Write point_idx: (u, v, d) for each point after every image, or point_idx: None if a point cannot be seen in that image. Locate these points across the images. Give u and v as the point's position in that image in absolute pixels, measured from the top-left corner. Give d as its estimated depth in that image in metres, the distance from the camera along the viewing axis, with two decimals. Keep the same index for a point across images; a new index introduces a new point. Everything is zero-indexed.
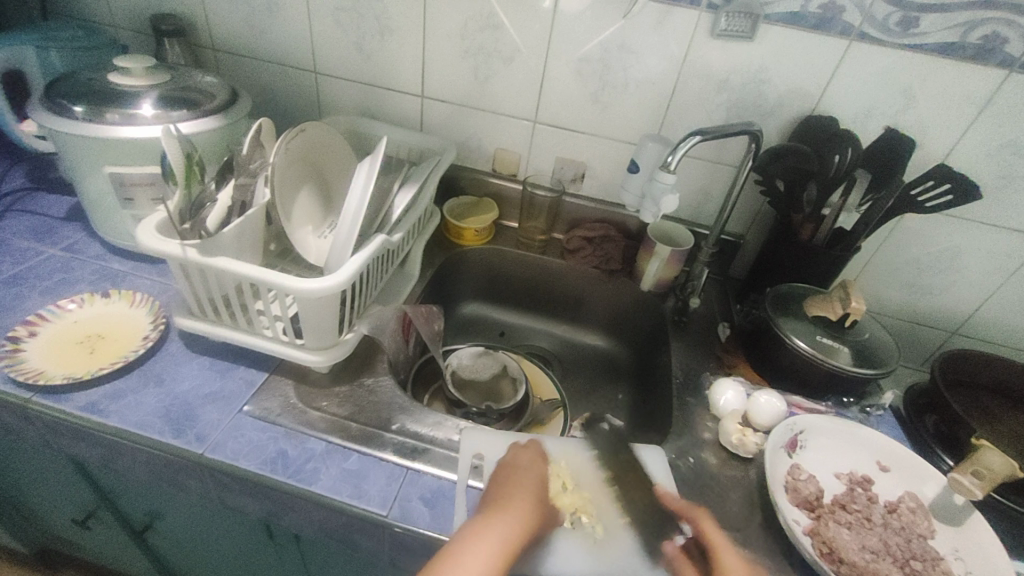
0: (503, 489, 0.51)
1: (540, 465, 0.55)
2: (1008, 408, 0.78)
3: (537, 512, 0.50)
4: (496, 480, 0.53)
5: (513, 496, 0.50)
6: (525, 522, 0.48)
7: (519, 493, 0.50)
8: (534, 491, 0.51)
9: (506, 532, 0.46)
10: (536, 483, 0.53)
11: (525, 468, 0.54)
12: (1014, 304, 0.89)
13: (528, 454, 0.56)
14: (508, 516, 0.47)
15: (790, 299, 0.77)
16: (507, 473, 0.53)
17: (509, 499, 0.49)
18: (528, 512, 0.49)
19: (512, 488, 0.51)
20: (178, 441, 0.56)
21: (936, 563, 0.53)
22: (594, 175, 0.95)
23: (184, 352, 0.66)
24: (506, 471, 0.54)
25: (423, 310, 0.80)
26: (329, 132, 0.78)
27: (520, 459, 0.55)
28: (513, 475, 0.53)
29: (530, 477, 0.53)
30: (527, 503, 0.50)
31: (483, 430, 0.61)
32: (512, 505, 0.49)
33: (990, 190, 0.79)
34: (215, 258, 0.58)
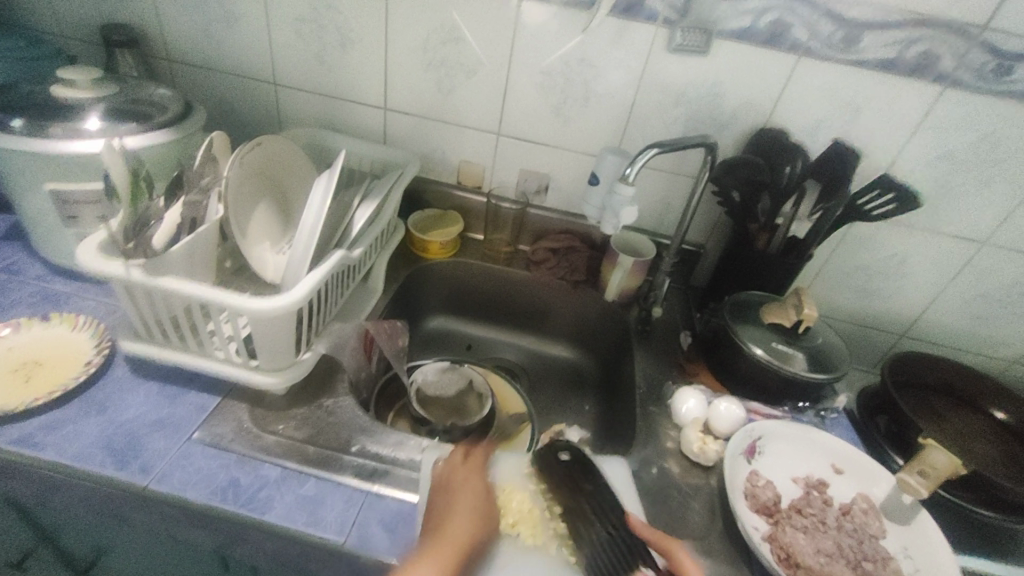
0: (441, 512, 0.52)
1: (476, 477, 0.56)
2: (953, 407, 0.82)
3: (473, 529, 0.52)
4: (433, 500, 0.54)
5: (450, 520, 0.51)
6: (463, 544, 0.50)
7: (456, 515, 0.52)
8: (470, 507, 0.53)
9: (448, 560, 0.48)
10: (472, 496, 0.54)
11: (460, 483, 0.55)
12: (956, 306, 0.93)
13: (462, 467, 0.57)
14: (448, 542, 0.49)
15: (748, 307, 0.79)
16: (443, 493, 0.54)
17: (447, 524, 0.51)
18: (464, 533, 0.51)
19: (448, 512, 0.52)
20: (121, 474, 0.53)
21: (886, 563, 0.55)
22: (558, 187, 0.96)
23: (130, 378, 0.63)
24: (442, 490, 0.54)
25: (385, 326, 0.80)
26: (286, 146, 0.76)
27: (454, 478, 0.55)
28: (449, 496, 0.54)
29: (467, 492, 0.54)
30: (464, 523, 0.51)
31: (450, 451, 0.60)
32: (451, 531, 0.50)
33: (931, 199, 0.83)
34: (160, 278, 0.55)
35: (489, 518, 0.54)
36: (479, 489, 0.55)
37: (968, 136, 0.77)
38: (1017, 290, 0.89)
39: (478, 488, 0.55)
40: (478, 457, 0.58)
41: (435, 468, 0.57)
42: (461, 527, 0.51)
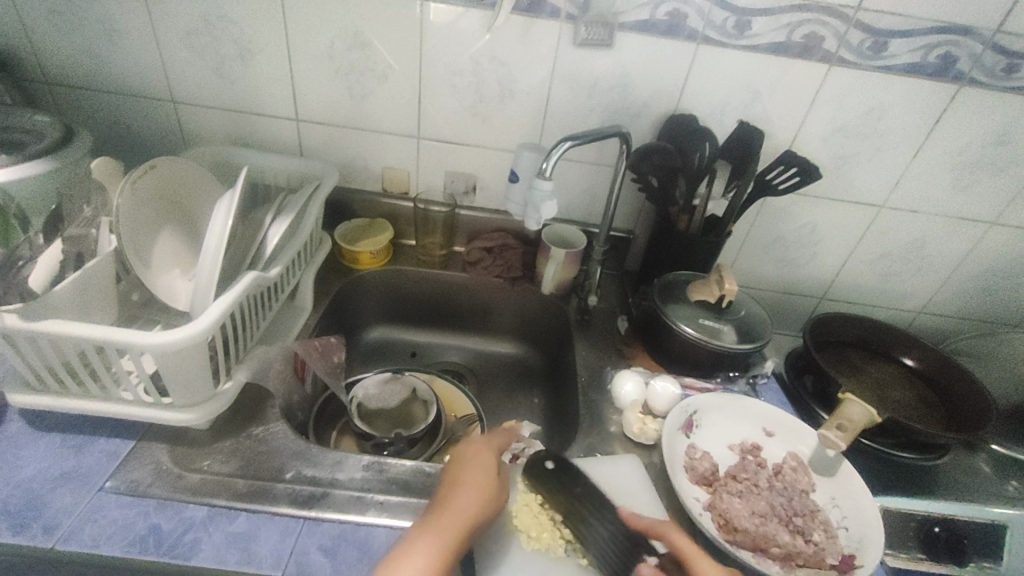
0: (450, 487, 0.52)
1: (488, 457, 0.56)
2: (869, 359, 0.88)
3: (481, 507, 0.50)
4: (444, 481, 0.53)
5: (457, 495, 0.51)
6: (467, 521, 0.49)
7: (463, 489, 0.51)
8: (479, 486, 0.52)
9: (449, 535, 0.47)
10: (481, 476, 0.53)
11: (471, 463, 0.55)
12: (864, 267, 1.00)
13: (473, 448, 0.57)
14: (450, 518, 0.48)
15: (676, 287, 0.82)
16: (453, 472, 0.54)
17: (452, 500, 0.50)
18: (471, 511, 0.50)
19: (454, 488, 0.51)
20: (20, 539, 0.48)
21: (815, 515, 0.58)
22: (485, 186, 0.96)
23: (26, 433, 0.57)
24: (455, 468, 0.54)
25: (315, 344, 0.77)
26: (186, 165, 0.72)
27: (466, 455, 0.56)
28: (457, 472, 0.54)
29: (474, 471, 0.53)
30: (472, 500, 0.50)
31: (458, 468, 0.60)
32: (455, 507, 0.49)
33: (831, 170, 0.89)
34: (42, 322, 0.50)
35: (499, 500, 0.53)
36: (490, 467, 0.54)
37: (855, 110, 0.83)
38: (913, 247, 0.97)
39: (490, 465, 0.55)
40: (489, 440, 0.59)
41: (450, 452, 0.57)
42: (467, 502, 0.50)
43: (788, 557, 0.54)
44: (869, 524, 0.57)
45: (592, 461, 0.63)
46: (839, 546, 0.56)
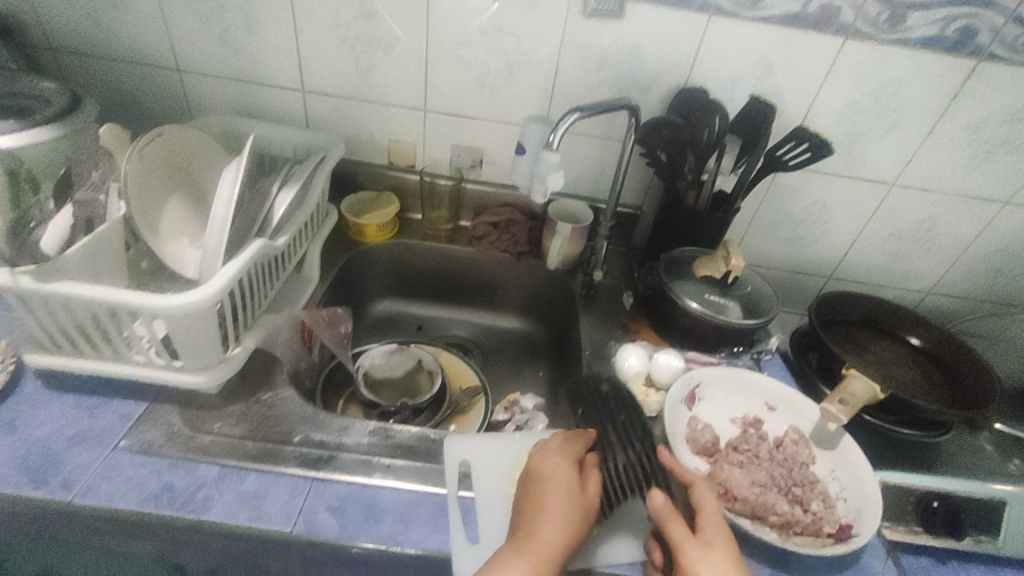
0: (533, 511, 0.49)
1: (571, 474, 0.51)
2: (874, 338, 0.88)
3: (568, 535, 0.48)
4: (526, 501, 0.51)
5: (539, 522, 0.48)
6: (553, 553, 0.46)
7: (546, 518, 0.48)
8: (562, 512, 0.49)
9: (534, 568, 0.45)
10: (563, 498, 0.50)
11: (551, 482, 0.51)
12: (874, 246, 0.99)
13: (553, 463, 0.53)
14: (535, 548, 0.46)
15: (682, 262, 0.82)
16: (533, 491, 0.51)
17: (535, 527, 0.48)
18: (556, 542, 0.47)
19: (536, 513, 0.49)
20: (39, 493, 0.50)
21: (814, 486, 0.59)
22: (491, 160, 0.95)
23: (42, 393, 0.58)
24: (534, 487, 0.51)
25: (322, 314, 0.78)
26: (191, 133, 0.72)
27: (546, 470, 0.52)
28: (539, 493, 0.51)
29: (556, 494, 0.50)
30: (556, 529, 0.48)
31: (464, 434, 0.61)
32: (537, 537, 0.47)
33: (843, 147, 0.88)
34: (54, 284, 0.51)
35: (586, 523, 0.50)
36: (574, 490, 0.50)
37: (870, 84, 0.81)
38: (925, 226, 0.95)
39: (573, 483, 0.51)
40: (569, 452, 0.54)
41: (529, 465, 0.54)
42: (551, 532, 0.47)
43: (785, 525, 0.55)
44: (869, 496, 0.58)
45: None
46: (837, 516, 0.57)
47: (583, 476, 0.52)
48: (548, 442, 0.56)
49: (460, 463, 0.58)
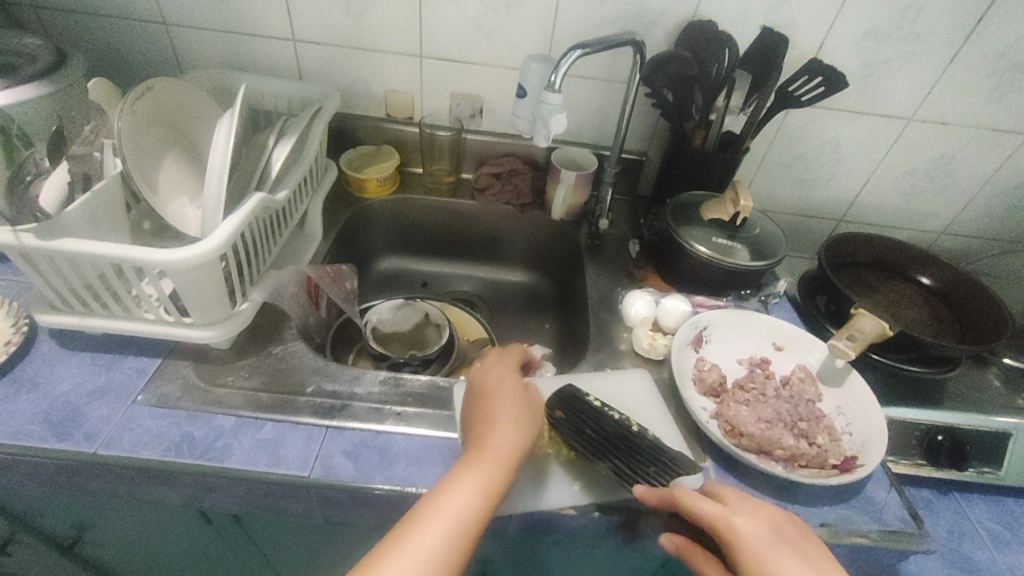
0: (483, 420, 0.50)
1: (514, 384, 0.53)
2: (884, 279, 0.87)
3: (519, 437, 0.49)
4: (473, 416, 0.51)
5: (491, 429, 0.49)
6: (508, 451, 0.47)
7: (496, 424, 0.49)
8: (513, 416, 0.50)
9: (489, 466, 0.46)
10: (511, 406, 0.51)
11: (498, 393, 0.52)
12: (887, 186, 0.97)
13: (495, 375, 0.54)
14: (489, 451, 0.47)
15: (689, 207, 0.80)
16: (480, 402, 0.52)
17: (487, 432, 0.48)
18: (511, 443, 0.48)
19: (486, 420, 0.50)
20: (64, 444, 0.52)
21: (820, 420, 0.60)
22: (491, 108, 0.92)
23: (59, 351, 0.60)
24: (481, 397, 0.53)
25: (327, 270, 0.77)
26: (183, 87, 0.69)
27: (489, 381, 0.54)
28: (486, 402, 0.52)
29: (503, 403, 0.51)
30: (510, 432, 0.49)
31: None
32: (492, 439, 0.48)
33: (858, 80, 0.84)
34: (57, 241, 0.50)
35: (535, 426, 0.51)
36: (517, 397, 0.52)
37: (890, 10, 0.76)
38: (942, 162, 0.92)
39: (517, 392, 0.53)
40: (506, 366, 0.56)
41: (470, 385, 0.55)
42: (503, 435, 0.48)
43: (792, 459, 0.56)
44: (874, 429, 0.58)
45: (604, 374, 0.66)
46: (842, 448, 0.58)
47: (525, 386, 0.54)
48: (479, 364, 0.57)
49: None
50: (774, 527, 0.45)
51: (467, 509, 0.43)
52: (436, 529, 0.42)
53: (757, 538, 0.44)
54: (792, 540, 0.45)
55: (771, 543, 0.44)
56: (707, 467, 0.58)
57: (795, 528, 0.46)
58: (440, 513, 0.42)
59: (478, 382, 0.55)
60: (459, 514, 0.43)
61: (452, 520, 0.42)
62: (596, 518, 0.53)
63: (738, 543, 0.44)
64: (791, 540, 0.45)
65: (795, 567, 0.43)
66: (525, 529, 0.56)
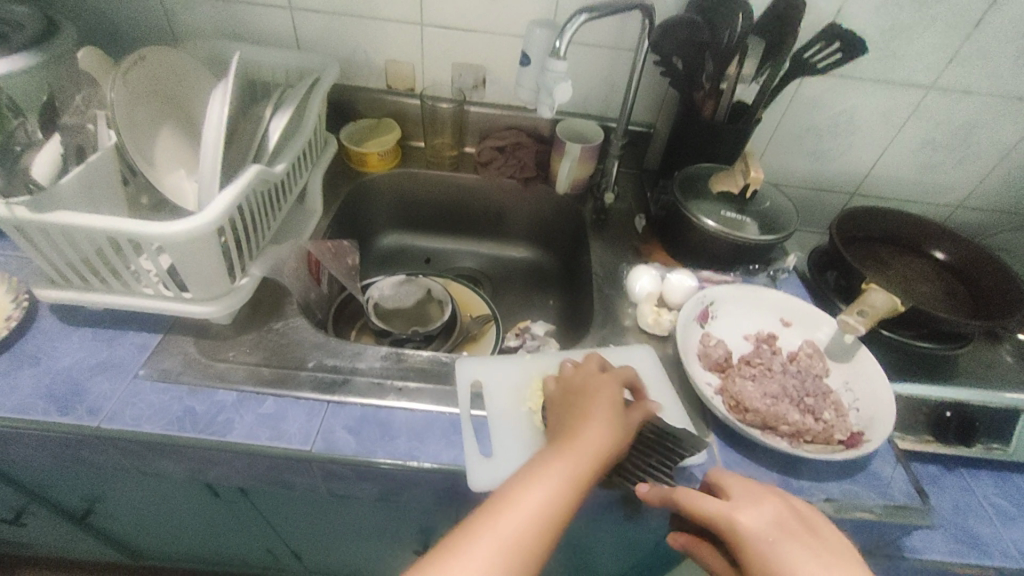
0: (577, 418, 0.48)
1: (613, 384, 0.52)
2: (897, 253, 0.84)
3: (613, 441, 0.46)
4: (570, 414, 0.50)
5: (583, 425, 0.47)
6: (598, 453, 0.45)
7: (589, 424, 0.47)
8: (608, 416, 0.48)
9: (578, 465, 0.43)
10: (607, 408, 0.49)
11: (597, 392, 0.51)
12: (903, 158, 0.94)
13: (601, 380, 0.52)
14: (579, 449, 0.45)
15: (697, 179, 0.78)
16: (580, 403, 0.50)
17: (579, 431, 0.47)
18: (604, 441, 0.46)
19: (580, 420, 0.48)
20: (67, 418, 0.52)
21: (827, 395, 0.59)
22: (494, 79, 0.89)
23: (60, 326, 0.60)
24: (580, 399, 0.51)
25: (329, 245, 0.76)
26: (177, 56, 0.68)
27: (592, 385, 0.52)
28: (586, 403, 0.50)
29: (602, 402, 0.49)
30: (603, 430, 0.47)
31: (475, 358, 0.61)
32: (582, 437, 0.46)
33: (878, 46, 0.80)
34: (50, 213, 0.49)
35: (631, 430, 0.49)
36: (619, 403, 0.50)
37: None
38: (961, 132, 0.89)
39: (620, 397, 0.50)
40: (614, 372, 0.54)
41: (568, 385, 0.54)
42: (595, 435, 0.46)
43: (797, 435, 0.55)
44: (883, 405, 0.58)
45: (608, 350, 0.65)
46: (849, 424, 0.57)
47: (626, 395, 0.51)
48: (574, 365, 0.56)
49: (471, 385, 0.59)
50: (781, 521, 0.43)
51: (555, 498, 0.41)
52: (522, 514, 0.40)
53: (758, 533, 0.42)
54: (799, 534, 0.42)
55: (775, 540, 0.41)
56: (711, 443, 0.57)
57: (807, 521, 0.43)
58: (525, 500, 0.40)
59: (577, 382, 0.53)
60: (546, 503, 0.40)
61: (540, 508, 0.40)
62: (598, 492, 0.53)
63: (736, 536, 0.43)
64: (800, 534, 0.42)
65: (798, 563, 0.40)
66: None
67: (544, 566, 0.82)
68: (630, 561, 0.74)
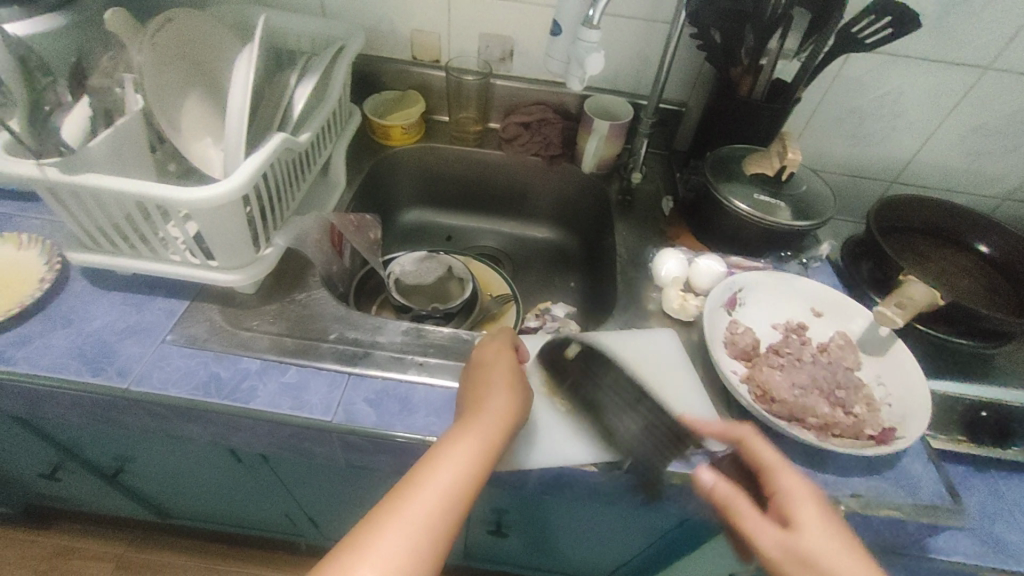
0: (478, 389, 0.50)
1: (508, 357, 0.54)
2: (938, 246, 0.81)
3: (515, 405, 0.49)
4: (470, 387, 0.51)
5: (487, 398, 0.49)
6: (504, 417, 0.47)
7: (493, 393, 0.49)
8: (508, 385, 0.51)
9: (488, 431, 0.46)
10: (506, 376, 0.51)
11: (496, 365, 0.53)
12: (950, 145, 0.89)
13: (495, 350, 0.55)
14: (487, 416, 0.47)
15: (731, 161, 0.75)
16: (478, 374, 0.52)
17: (484, 400, 0.49)
18: (506, 409, 0.48)
19: (484, 389, 0.50)
20: (99, 379, 0.53)
21: (858, 389, 0.57)
22: (523, 51, 0.87)
23: (91, 290, 0.61)
24: (479, 370, 0.53)
25: (351, 219, 0.75)
26: (204, 21, 0.67)
27: (487, 354, 0.54)
28: (484, 373, 0.52)
29: (501, 373, 0.52)
30: (503, 399, 0.49)
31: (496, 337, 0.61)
32: (489, 406, 0.48)
33: (934, 22, 0.75)
34: (81, 176, 0.50)
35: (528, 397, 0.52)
36: (515, 371, 0.53)
37: None
38: (1017, 118, 0.83)
39: (513, 365, 0.53)
40: (505, 341, 0.56)
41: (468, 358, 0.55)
42: (500, 402, 0.49)
43: (824, 427, 0.54)
44: (916, 401, 0.56)
45: (627, 333, 0.64)
46: (880, 419, 0.55)
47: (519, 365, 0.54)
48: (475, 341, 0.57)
49: None
50: (821, 501, 0.45)
51: (464, 471, 0.43)
52: (430, 497, 0.41)
53: (808, 501, 0.44)
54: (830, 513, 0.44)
55: (813, 504, 0.44)
56: None
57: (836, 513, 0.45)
58: (433, 483, 0.42)
59: (476, 356, 0.55)
60: (454, 483, 0.42)
61: (446, 489, 0.42)
62: (616, 475, 0.53)
63: (781, 493, 0.45)
64: (836, 520, 0.44)
65: (832, 540, 0.42)
66: (543, 482, 0.56)
67: (555, 547, 0.82)
68: (642, 545, 0.74)
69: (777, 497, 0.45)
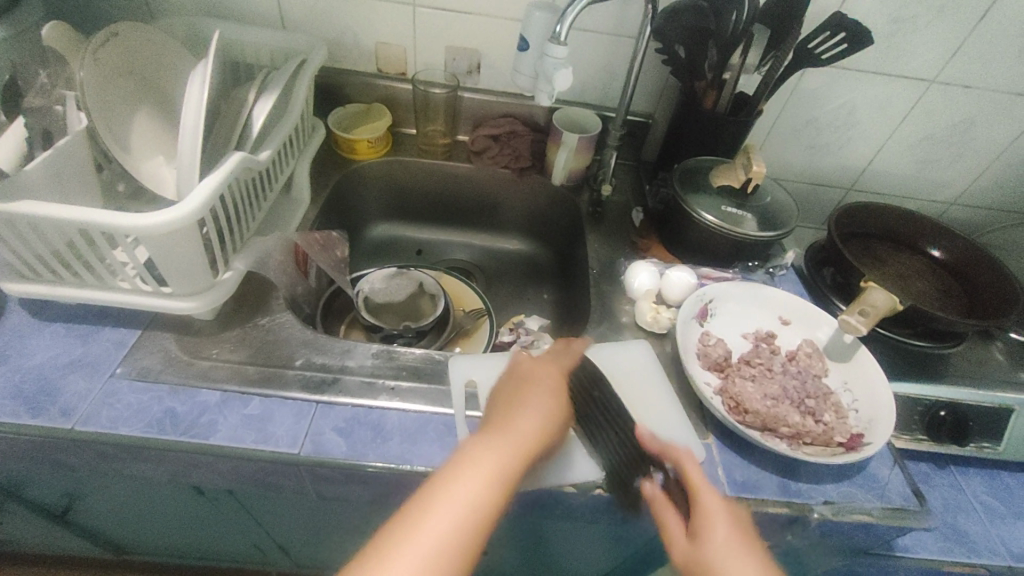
0: (509, 406, 0.47)
1: (554, 378, 0.50)
2: (894, 251, 0.84)
3: (544, 431, 0.46)
4: (503, 399, 0.49)
5: (516, 415, 0.46)
6: (530, 442, 0.44)
7: (524, 412, 0.46)
8: (543, 408, 0.47)
9: (512, 458, 0.43)
10: (546, 398, 0.48)
11: (535, 383, 0.50)
12: (901, 154, 0.93)
13: (543, 367, 0.51)
14: (512, 438, 0.44)
15: (698, 173, 0.76)
16: (515, 386, 0.50)
17: (515, 418, 0.46)
18: (534, 435, 0.45)
19: (517, 405, 0.47)
20: (38, 420, 0.49)
21: (827, 397, 0.58)
22: (490, 64, 0.86)
23: (30, 323, 0.56)
24: (517, 382, 0.50)
25: (315, 237, 0.73)
26: (152, 33, 0.63)
27: (533, 370, 0.51)
28: (524, 389, 0.49)
29: (540, 392, 0.48)
30: (535, 423, 0.46)
31: (469, 357, 0.59)
32: (517, 427, 0.45)
33: (883, 38, 0.78)
34: (14, 203, 0.46)
35: (564, 424, 0.49)
36: (557, 391, 0.49)
37: None
38: (961, 127, 0.88)
39: (558, 386, 0.50)
40: (552, 362, 0.53)
41: (511, 369, 0.52)
42: (529, 426, 0.45)
43: (796, 436, 0.55)
44: (881, 406, 0.57)
45: (601, 346, 0.64)
46: (849, 426, 0.56)
47: (564, 385, 0.51)
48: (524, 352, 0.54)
49: (465, 384, 0.57)
50: (739, 521, 0.44)
51: (479, 500, 0.40)
52: (438, 528, 0.38)
53: (721, 521, 0.43)
54: (746, 534, 0.44)
55: (724, 523, 0.43)
56: (711, 445, 0.56)
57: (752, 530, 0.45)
58: (441, 506, 0.39)
59: (521, 368, 0.52)
60: (466, 512, 0.39)
61: (457, 515, 0.39)
62: (596, 495, 0.52)
63: (700, 509, 0.44)
64: (750, 542, 0.43)
65: (725, 523, 0.43)
66: (523, 504, 0.55)
67: (535, 565, 0.81)
68: (623, 559, 0.73)
69: (694, 514, 0.44)
